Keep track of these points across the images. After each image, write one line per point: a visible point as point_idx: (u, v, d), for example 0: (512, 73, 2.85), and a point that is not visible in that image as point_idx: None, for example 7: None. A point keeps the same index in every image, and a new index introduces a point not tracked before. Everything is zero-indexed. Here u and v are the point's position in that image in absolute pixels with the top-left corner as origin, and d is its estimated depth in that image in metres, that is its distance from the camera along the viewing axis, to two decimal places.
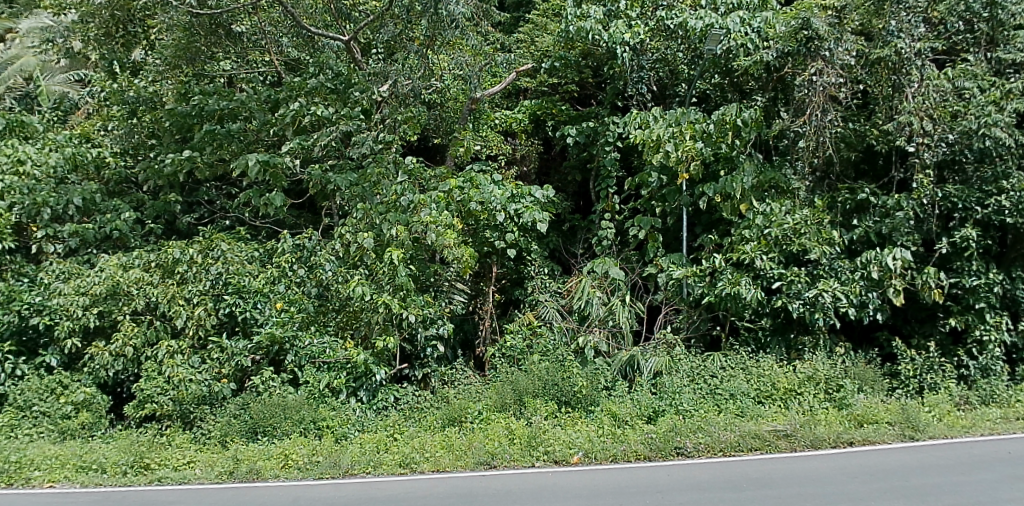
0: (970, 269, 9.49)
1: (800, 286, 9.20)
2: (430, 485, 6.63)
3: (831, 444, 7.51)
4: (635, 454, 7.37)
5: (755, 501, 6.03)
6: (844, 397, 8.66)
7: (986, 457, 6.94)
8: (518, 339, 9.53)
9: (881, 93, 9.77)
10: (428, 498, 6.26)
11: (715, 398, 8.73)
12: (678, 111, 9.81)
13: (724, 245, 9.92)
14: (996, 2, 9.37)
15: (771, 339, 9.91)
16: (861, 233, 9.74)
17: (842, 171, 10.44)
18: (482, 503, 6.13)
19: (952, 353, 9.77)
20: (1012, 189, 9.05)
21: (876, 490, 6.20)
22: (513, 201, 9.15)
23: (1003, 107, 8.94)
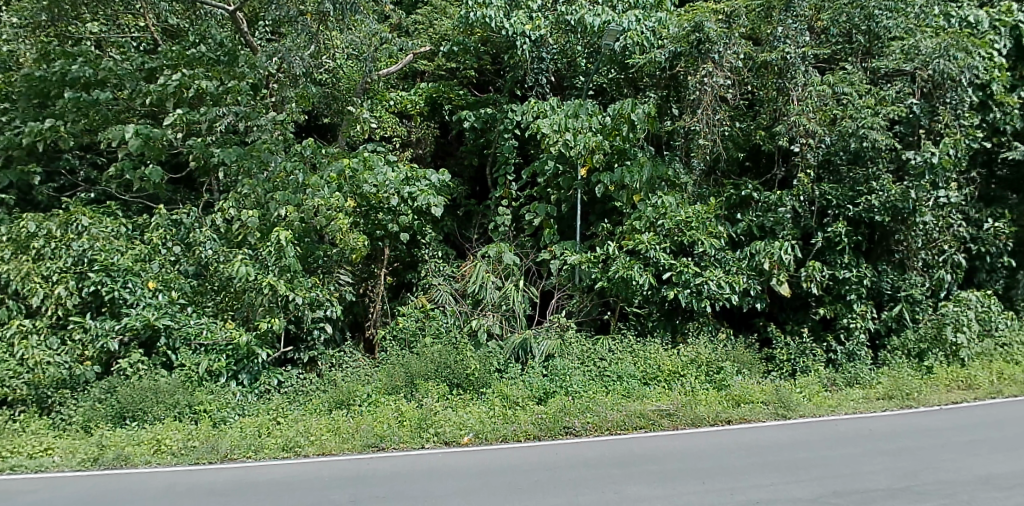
0: (843, 262, 10.19)
1: (688, 276, 9.48)
2: (316, 468, 6.49)
3: (711, 422, 7.93)
4: (525, 434, 7.50)
5: (638, 478, 6.28)
6: (723, 378, 9.11)
7: (848, 434, 7.50)
8: (410, 322, 9.48)
9: (766, 96, 10.35)
10: (313, 482, 6.11)
11: (603, 379, 9.00)
12: (576, 103, 10.04)
13: (616, 234, 10.11)
14: (872, 16, 9.97)
15: (658, 324, 10.23)
16: (745, 226, 10.24)
17: (728, 167, 10.91)
18: (369, 485, 6.07)
19: (823, 339, 10.46)
20: (880, 191, 9.86)
21: (751, 464, 6.61)
22: (407, 184, 9.11)
23: (878, 113, 9.57)
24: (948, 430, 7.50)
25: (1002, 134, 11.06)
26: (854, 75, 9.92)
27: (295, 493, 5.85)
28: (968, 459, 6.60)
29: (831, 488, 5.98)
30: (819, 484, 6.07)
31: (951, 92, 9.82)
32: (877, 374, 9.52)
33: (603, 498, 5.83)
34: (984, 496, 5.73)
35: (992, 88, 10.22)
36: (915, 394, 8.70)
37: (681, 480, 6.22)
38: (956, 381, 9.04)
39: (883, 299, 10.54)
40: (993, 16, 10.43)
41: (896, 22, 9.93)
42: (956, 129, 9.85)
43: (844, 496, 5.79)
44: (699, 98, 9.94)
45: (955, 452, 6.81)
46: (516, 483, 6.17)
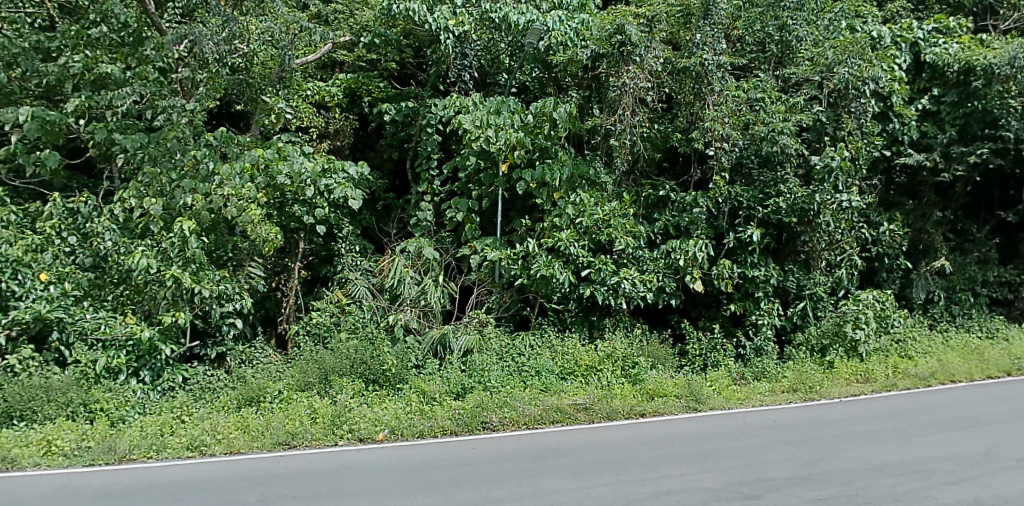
0: (752, 261, 10.65)
1: (606, 273, 9.68)
2: (223, 468, 6.28)
3: (625, 415, 8.13)
4: (442, 429, 7.50)
5: (551, 472, 6.37)
6: (638, 373, 9.32)
7: (753, 426, 7.85)
8: (324, 317, 9.29)
9: (684, 99, 10.40)
10: (218, 482, 5.91)
11: (521, 374, 9.07)
12: (498, 99, 9.88)
13: (536, 231, 10.07)
14: (786, 27, 10.40)
15: (577, 319, 10.34)
16: (661, 226, 10.47)
17: (647, 168, 10.92)
18: (278, 484, 5.92)
19: (732, 334, 10.86)
20: (788, 193, 10.23)
21: (661, 456, 6.83)
22: (325, 176, 8.97)
23: (789, 120, 10.02)
24: (845, 421, 7.96)
25: (899, 143, 11.72)
26: (766, 83, 10.30)
27: (201, 494, 5.64)
28: (863, 448, 7.02)
29: (737, 478, 6.24)
30: (726, 473, 6.32)
31: (855, 101, 10.24)
32: (783, 368, 10.00)
33: (519, 492, 5.89)
34: (878, 483, 6.07)
35: (892, 100, 10.74)
36: (817, 387, 9.18)
37: (595, 473, 6.36)
38: (854, 374, 9.59)
39: (789, 297, 11.06)
40: (895, 33, 11.20)
41: (807, 34, 10.35)
42: (857, 137, 10.41)
43: (749, 485, 6.06)
44: (620, 99, 10.12)
45: (853, 442, 7.22)
46: (432, 479, 6.15)
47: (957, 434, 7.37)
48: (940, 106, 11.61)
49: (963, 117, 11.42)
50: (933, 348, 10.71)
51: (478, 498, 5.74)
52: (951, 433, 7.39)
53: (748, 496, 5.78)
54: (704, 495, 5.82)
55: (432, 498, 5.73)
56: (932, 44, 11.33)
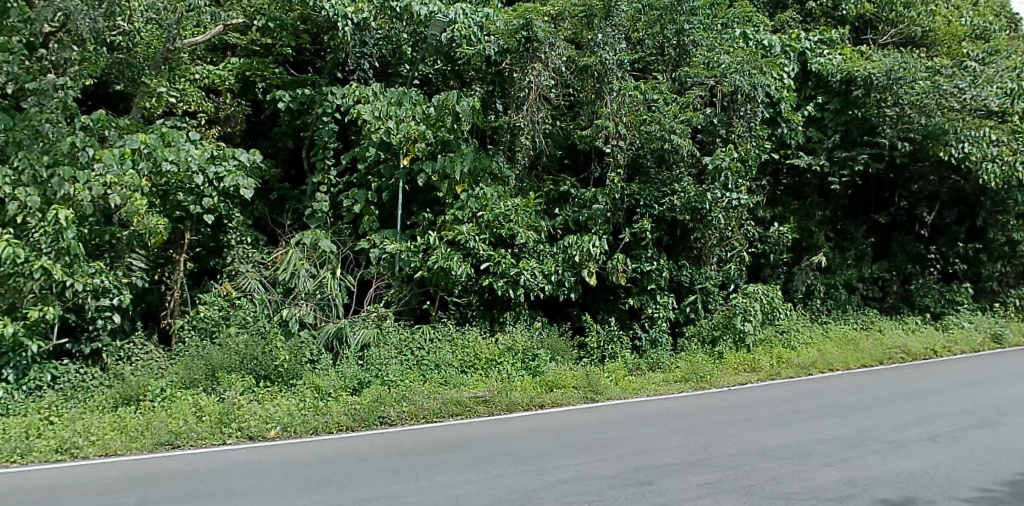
0: (646, 256, 10.92)
1: (506, 266, 9.61)
2: (96, 470, 5.91)
3: (524, 407, 8.23)
4: (337, 425, 7.35)
5: (447, 465, 6.36)
6: (538, 365, 9.43)
7: (647, 414, 8.15)
8: (212, 310, 8.96)
9: (585, 98, 10.54)
10: (89, 486, 5.55)
11: (420, 368, 9.00)
12: (400, 91, 9.79)
13: (438, 224, 10.05)
14: (682, 32, 10.78)
15: (477, 313, 10.34)
16: (561, 221, 10.61)
17: (548, 163, 11.10)
18: (157, 486, 5.62)
19: (629, 327, 11.18)
20: (682, 192, 10.62)
21: (557, 446, 6.96)
22: (213, 163, 8.60)
23: (680, 119, 10.40)
24: (731, 409, 8.37)
25: (787, 147, 12.35)
26: (663, 84, 10.62)
27: (72, 500, 5.28)
28: (748, 434, 7.40)
29: (631, 465, 6.42)
30: (620, 461, 6.50)
31: (744, 105, 10.72)
32: (676, 359, 10.39)
33: (415, 486, 5.83)
34: (762, 466, 6.37)
35: (781, 106, 11.26)
36: (708, 377, 9.62)
37: (493, 465, 6.40)
38: (742, 364, 10.12)
39: (683, 290, 11.50)
40: (784, 43, 11.78)
41: (701, 39, 10.81)
42: (747, 139, 10.89)
43: (642, 471, 6.25)
44: (526, 96, 10.14)
45: (738, 428, 7.61)
46: (326, 477, 6.01)
47: (832, 419, 7.90)
48: (824, 112, 12.29)
49: (844, 123, 12.21)
50: (814, 339, 11.40)
51: (374, 494, 5.63)
52: (826, 419, 7.90)
53: (642, 482, 5.95)
54: (599, 483, 5.94)
55: (325, 495, 5.58)
56: (818, 54, 11.92)
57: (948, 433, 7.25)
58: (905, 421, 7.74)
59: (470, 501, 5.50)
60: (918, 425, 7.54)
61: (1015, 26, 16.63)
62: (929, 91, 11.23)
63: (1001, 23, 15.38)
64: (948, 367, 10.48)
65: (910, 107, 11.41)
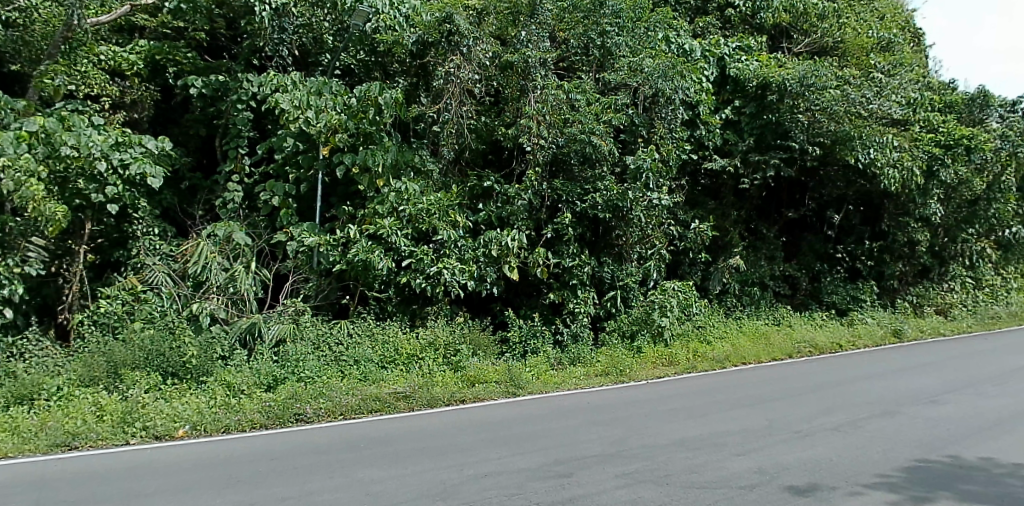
0: (569, 252, 11.06)
1: (426, 262, 9.59)
2: None
3: (445, 402, 8.21)
4: (251, 423, 7.13)
5: (364, 462, 6.29)
6: (459, 360, 9.42)
7: (569, 407, 8.28)
8: (114, 305, 8.62)
9: (510, 94, 10.64)
10: None
11: (339, 364, 8.85)
12: (320, 80, 9.56)
13: (358, 217, 9.88)
14: (606, 33, 10.95)
15: (398, 309, 10.25)
16: (485, 216, 10.61)
17: (471, 159, 11.01)
18: (52, 490, 5.31)
19: (552, 322, 11.34)
20: (604, 190, 10.80)
21: (477, 440, 6.99)
22: (117, 150, 8.22)
23: (601, 120, 10.58)
24: (648, 402, 8.60)
25: (705, 148, 12.74)
26: (586, 84, 10.79)
27: None
28: (664, 426, 7.62)
29: (551, 458, 6.50)
30: (540, 455, 6.56)
31: (665, 108, 10.98)
32: (596, 354, 10.58)
33: (333, 484, 5.73)
34: (678, 456, 6.55)
35: (699, 109, 11.61)
36: (627, 371, 9.84)
37: (413, 460, 6.36)
38: (660, 358, 10.40)
39: (604, 286, 11.70)
40: (704, 48, 12.13)
41: (625, 41, 11.02)
42: (668, 140, 11.17)
43: (562, 463, 6.32)
44: (447, 88, 10.10)
45: (655, 420, 7.83)
46: (238, 476, 5.83)
47: (744, 411, 8.24)
48: (741, 116, 12.60)
49: (759, 128, 12.54)
50: (727, 334, 11.85)
51: (290, 492, 5.49)
52: (739, 410, 8.24)
53: (561, 474, 6.01)
54: (519, 476, 5.97)
55: (238, 495, 5.41)
56: (736, 60, 12.31)
57: (851, 423, 7.64)
58: (811, 413, 8.12)
59: (389, 497, 5.44)
60: (823, 416, 7.94)
61: (918, 40, 17.68)
62: (838, 99, 11.80)
63: (905, 37, 16.34)
64: (851, 361, 11.09)
65: (820, 113, 11.94)
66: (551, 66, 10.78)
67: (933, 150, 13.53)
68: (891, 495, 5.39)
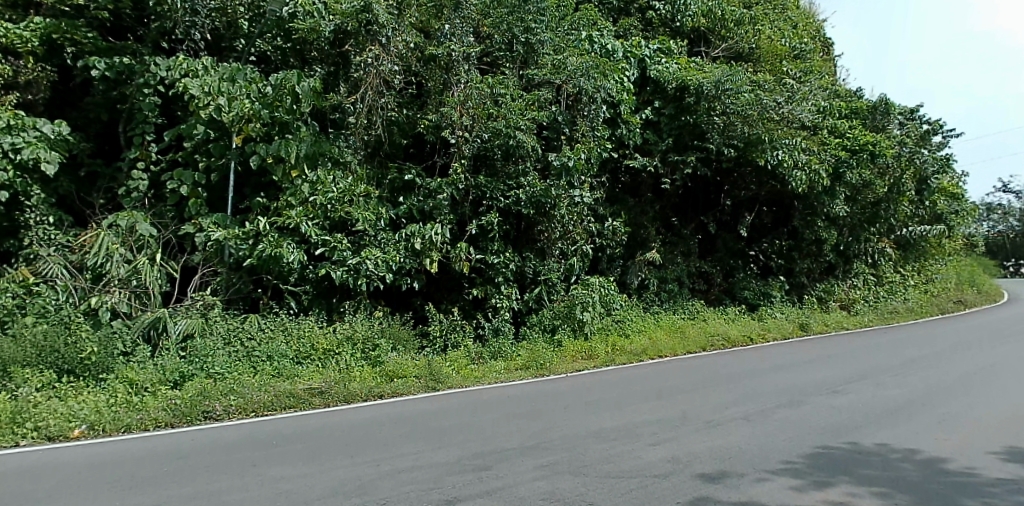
0: (493, 248, 11.13)
1: (344, 252, 9.47)
2: None
3: (362, 398, 8.08)
4: (154, 421, 6.84)
5: (276, 459, 6.14)
6: (378, 355, 9.30)
7: (489, 401, 8.35)
8: (3, 298, 8.20)
9: (433, 87, 10.56)
10: None
11: (250, 360, 8.58)
12: (234, 66, 9.28)
13: (272, 209, 9.62)
14: (530, 30, 11.04)
15: (313, 303, 10.02)
16: (406, 210, 10.48)
17: (392, 151, 10.92)
18: None
19: (473, 316, 11.38)
20: (527, 186, 10.87)
21: (396, 435, 6.96)
22: (8, 133, 7.80)
23: (525, 116, 10.59)
24: (568, 395, 8.75)
25: (626, 147, 12.99)
26: (510, 79, 10.80)
27: None
28: (582, 419, 7.76)
29: (469, 451, 6.51)
30: (458, 449, 6.58)
31: (588, 106, 11.10)
32: (517, 347, 10.67)
33: (242, 483, 5.56)
34: (595, 447, 6.68)
35: (620, 108, 11.82)
36: (547, 364, 9.95)
37: (327, 457, 6.25)
38: (580, 352, 10.59)
39: (527, 282, 11.77)
40: (626, 49, 12.40)
41: (548, 38, 11.12)
42: (590, 138, 11.26)
43: (480, 457, 6.34)
44: (365, 78, 9.98)
45: (573, 413, 7.98)
46: (140, 477, 5.58)
47: (659, 402, 8.53)
48: (660, 116, 12.88)
49: (677, 128, 12.89)
50: (645, 328, 12.17)
51: (198, 492, 5.31)
52: (654, 401, 8.53)
53: (479, 467, 6.01)
54: (436, 470, 5.94)
55: (139, 498, 5.18)
56: (656, 62, 12.66)
57: (759, 413, 7.99)
58: (723, 404, 8.45)
59: (301, 495, 5.30)
60: (734, 407, 8.30)
61: (828, 49, 18.63)
62: (752, 104, 12.34)
63: (816, 46, 17.17)
64: (761, 353, 11.63)
65: (735, 116, 12.40)
66: (474, 59, 10.78)
67: (840, 154, 14.28)
68: (797, 478, 5.59)
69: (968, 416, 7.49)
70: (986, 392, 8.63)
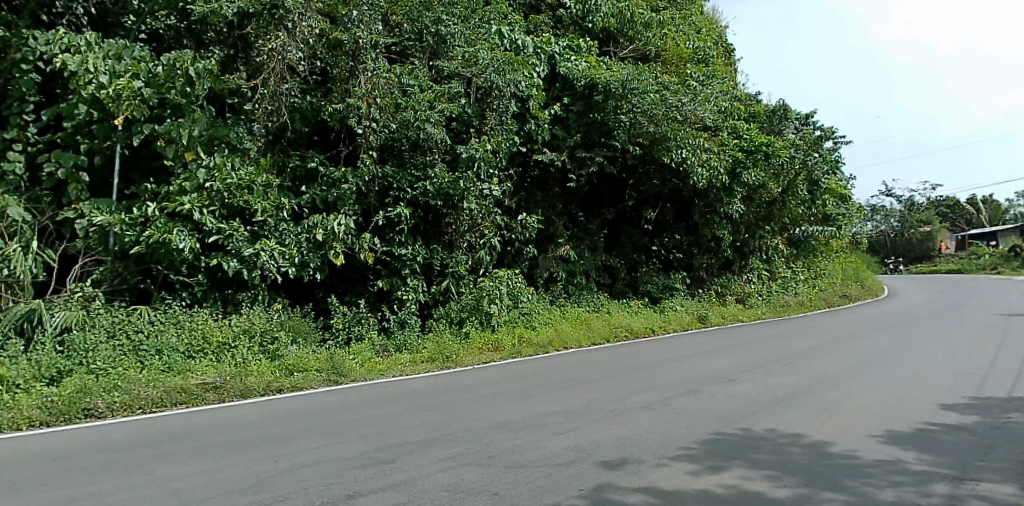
0: (399, 240, 11.06)
1: (239, 241, 9.15)
2: None
3: (260, 393, 7.83)
4: (27, 420, 6.40)
5: (165, 458, 5.87)
6: (277, 348, 9.05)
7: (395, 394, 8.29)
8: None
9: (338, 75, 10.29)
10: None
11: (137, 354, 8.14)
12: (120, 44, 8.89)
13: (161, 195, 9.16)
14: (440, 21, 11.03)
15: (206, 294, 9.68)
16: (308, 200, 10.20)
17: (294, 138, 10.69)
18: None
19: (378, 309, 11.29)
20: (435, 178, 10.84)
21: (297, 431, 6.81)
22: None
23: (436, 108, 10.57)
24: (474, 386, 8.82)
25: (535, 142, 13.10)
26: (419, 69, 10.76)
27: None
28: (488, 410, 7.85)
29: (372, 445, 6.45)
30: (361, 442, 6.51)
31: (498, 100, 11.19)
32: (422, 339, 10.66)
33: (126, 483, 5.29)
34: (499, 438, 6.76)
35: (530, 103, 11.91)
36: (453, 357, 9.94)
37: (222, 455, 6.03)
38: (486, 344, 10.65)
39: (433, 274, 11.80)
40: (536, 45, 12.52)
41: (458, 30, 11.11)
42: (498, 131, 11.30)
43: (382, 451, 6.28)
44: (268, 63, 9.69)
45: (479, 404, 8.06)
46: (10, 480, 5.22)
47: (565, 392, 8.75)
48: (569, 113, 13.12)
49: (586, 125, 13.20)
50: (551, 320, 12.41)
51: (79, 493, 5.04)
52: (560, 392, 8.75)
53: (382, 461, 5.97)
54: (338, 465, 5.84)
55: (9, 503, 4.85)
56: (566, 59, 12.78)
57: (660, 402, 8.33)
58: (626, 393, 8.76)
59: (192, 494, 5.10)
60: (636, 396, 8.61)
61: (729, 55, 19.56)
62: (657, 103, 12.77)
63: (718, 51, 17.98)
64: (663, 345, 12.10)
65: (642, 116, 12.83)
66: (382, 48, 10.59)
67: (736, 155, 15.09)
68: (693, 464, 5.84)
69: (849, 403, 8.01)
70: (866, 380, 9.27)
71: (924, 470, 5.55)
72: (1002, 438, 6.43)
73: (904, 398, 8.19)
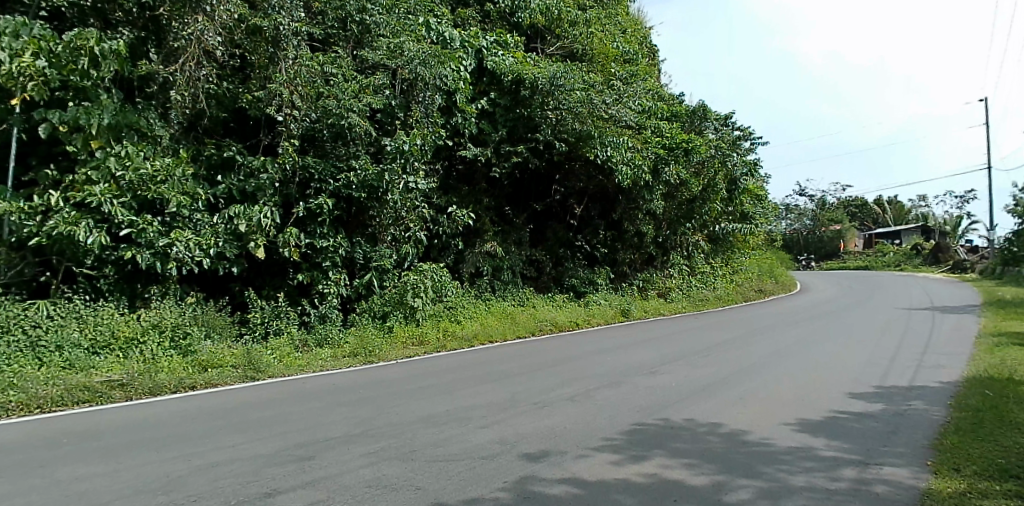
0: (321, 232, 10.78)
1: (152, 235, 8.77)
2: None
3: (172, 390, 7.53)
4: None
5: (67, 459, 5.58)
6: (190, 343, 8.73)
7: (316, 390, 8.12)
8: None
9: (258, 61, 10.05)
10: None
11: (35, 351, 7.68)
12: (18, 20, 8.19)
13: (63, 183, 8.69)
14: (365, 9, 10.92)
15: (114, 288, 9.25)
16: (224, 190, 9.89)
17: (210, 126, 10.38)
18: None
19: (298, 303, 11.05)
20: (359, 169, 10.62)
21: (210, 428, 6.59)
22: None
23: (360, 99, 10.40)
24: (398, 381, 8.76)
25: (461, 136, 13.11)
26: (342, 59, 10.62)
27: None
28: (411, 404, 7.83)
29: (292, 442, 6.33)
30: (280, 439, 6.38)
31: (423, 93, 11.06)
32: (344, 334, 10.48)
33: (24, 486, 5.01)
34: (423, 432, 6.77)
35: (457, 96, 11.83)
36: (377, 351, 9.84)
37: (131, 455, 5.78)
38: (410, 337, 10.57)
39: (356, 268, 11.66)
40: (463, 38, 12.49)
41: (383, 21, 11.03)
42: (424, 124, 11.19)
43: (302, 447, 6.18)
44: (185, 48, 9.33)
45: (402, 399, 8.02)
46: None
47: (490, 386, 8.81)
48: (495, 107, 13.08)
49: (512, 121, 13.23)
50: (476, 314, 12.44)
51: None
52: (485, 385, 8.80)
53: (302, 458, 5.87)
54: (255, 463, 5.71)
55: None
56: (493, 54, 12.78)
57: (583, 394, 8.52)
58: (550, 386, 8.92)
59: (99, 495, 4.90)
60: (559, 388, 8.77)
61: (653, 56, 20.11)
62: (581, 101, 13.09)
63: (643, 52, 18.46)
64: (587, 338, 12.35)
65: (567, 113, 13.09)
66: (304, 35, 10.43)
67: (659, 153, 15.54)
68: (615, 454, 6.02)
69: (760, 393, 8.38)
70: (777, 371, 9.72)
71: (831, 456, 5.90)
72: (899, 424, 6.91)
73: (808, 388, 8.63)
